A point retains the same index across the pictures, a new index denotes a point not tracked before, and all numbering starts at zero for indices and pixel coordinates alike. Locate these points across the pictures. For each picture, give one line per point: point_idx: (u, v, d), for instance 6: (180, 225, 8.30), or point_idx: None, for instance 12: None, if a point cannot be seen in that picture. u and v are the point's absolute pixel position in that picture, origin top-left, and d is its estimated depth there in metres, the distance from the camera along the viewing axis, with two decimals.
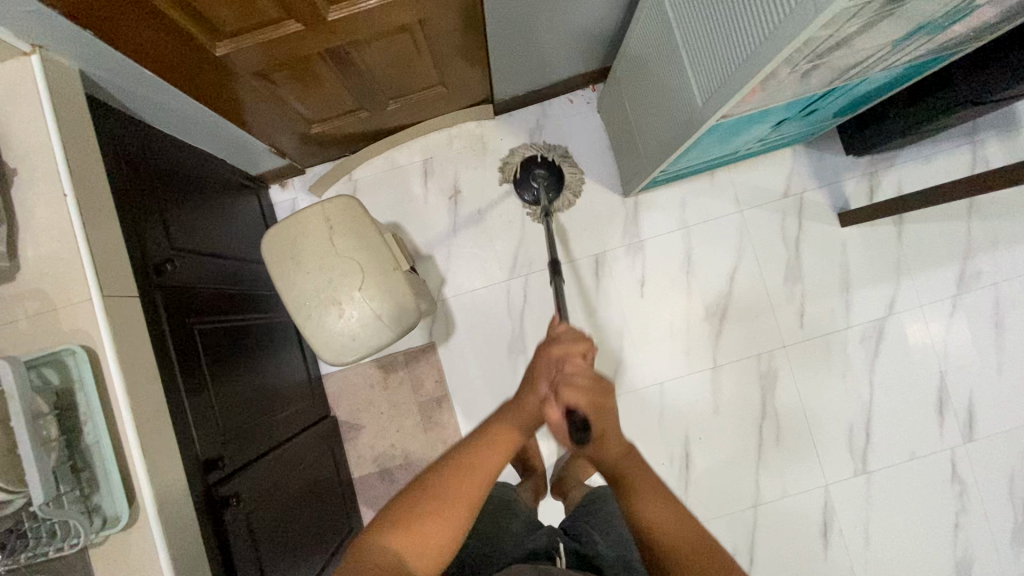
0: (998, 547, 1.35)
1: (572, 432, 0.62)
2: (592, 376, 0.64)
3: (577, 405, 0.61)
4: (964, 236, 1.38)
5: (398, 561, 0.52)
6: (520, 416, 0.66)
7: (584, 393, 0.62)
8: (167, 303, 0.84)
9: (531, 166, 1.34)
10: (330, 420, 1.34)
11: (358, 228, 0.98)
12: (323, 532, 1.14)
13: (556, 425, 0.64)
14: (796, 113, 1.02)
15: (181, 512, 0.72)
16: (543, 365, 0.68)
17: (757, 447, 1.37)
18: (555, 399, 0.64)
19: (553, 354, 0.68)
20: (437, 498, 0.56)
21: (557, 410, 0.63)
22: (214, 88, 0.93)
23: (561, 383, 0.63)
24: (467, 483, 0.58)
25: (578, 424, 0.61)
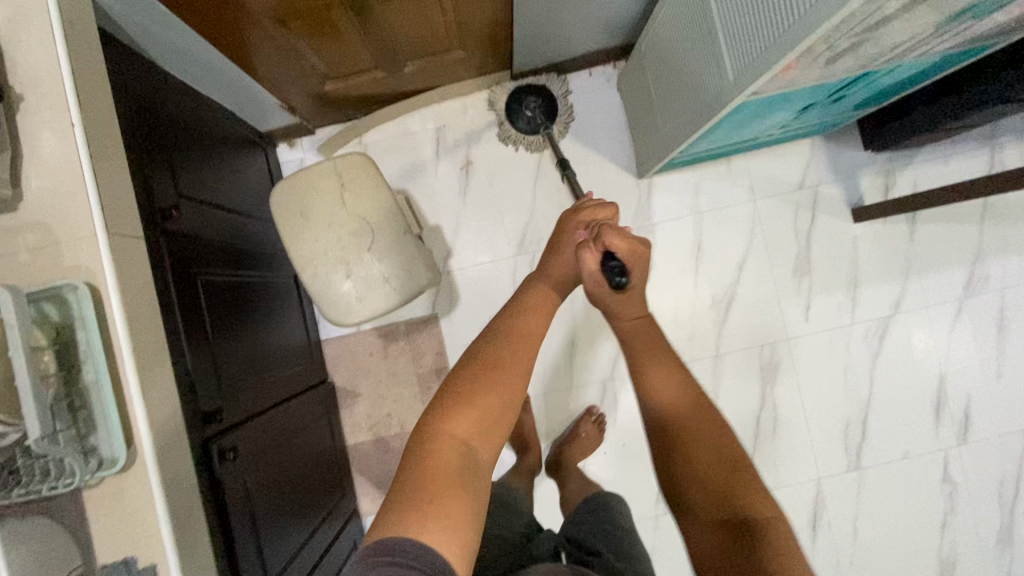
0: (982, 548, 1.36)
1: (609, 276, 0.77)
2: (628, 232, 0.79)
3: (616, 249, 0.77)
4: (976, 240, 1.38)
5: (464, 446, 0.53)
6: (562, 264, 0.79)
7: (625, 241, 0.77)
8: (170, 248, 0.82)
9: (520, 95, 1.33)
10: (328, 385, 1.33)
11: (369, 188, 0.95)
12: (316, 496, 1.12)
13: (592, 272, 0.78)
14: (823, 99, 0.99)
15: (178, 460, 0.71)
16: (575, 223, 0.83)
17: (753, 437, 1.37)
18: (596, 241, 0.78)
19: (581, 218, 0.83)
20: (490, 377, 0.57)
21: (597, 251, 0.78)
22: (227, 28, 0.91)
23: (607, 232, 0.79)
24: (511, 359, 0.59)
25: (616, 269, 0.77)
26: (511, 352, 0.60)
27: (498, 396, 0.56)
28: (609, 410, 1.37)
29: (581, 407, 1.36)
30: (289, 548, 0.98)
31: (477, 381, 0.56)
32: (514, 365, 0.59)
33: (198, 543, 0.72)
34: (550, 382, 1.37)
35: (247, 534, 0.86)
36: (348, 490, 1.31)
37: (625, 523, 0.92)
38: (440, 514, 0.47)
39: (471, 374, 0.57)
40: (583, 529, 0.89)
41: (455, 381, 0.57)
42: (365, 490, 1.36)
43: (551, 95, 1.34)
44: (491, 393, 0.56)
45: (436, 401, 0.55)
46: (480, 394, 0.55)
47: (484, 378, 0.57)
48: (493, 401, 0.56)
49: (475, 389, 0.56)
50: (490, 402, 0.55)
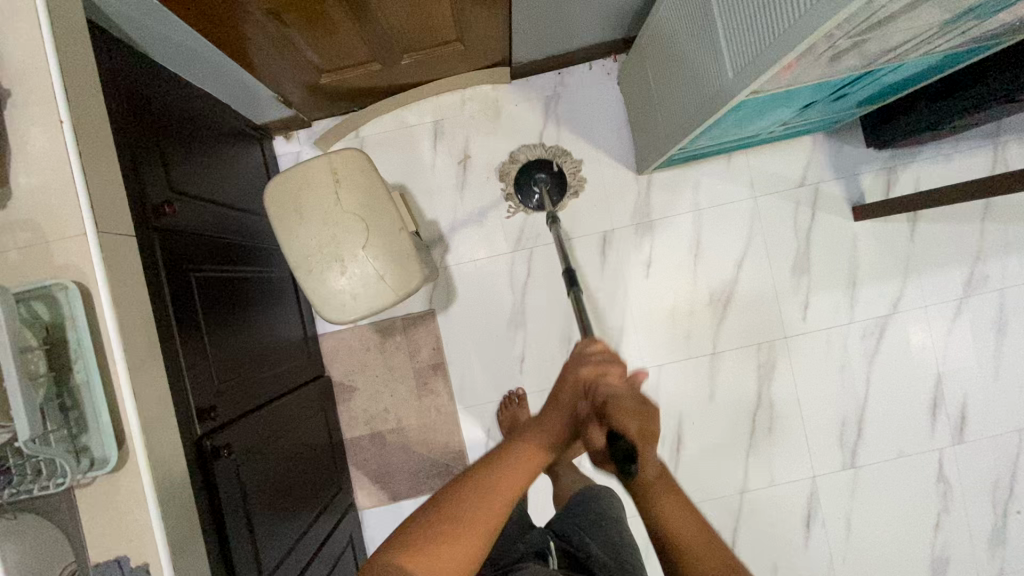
0: (974, 547, 1.37)
1: (616, 460, 0.60)
2: (635, 397, 0.64)
3: (620, 424, 0.61)
4: (977, 239, 1.37)
5: None
6: (553, 433, 0.62)
7: (633, 418, 0.61)
8: (164, 246, 0.82)
9: (530, 175, 1.33)
10: (324, 380, 1.33)
11: (364, 184, 0.94)
12: (312, 491, 1.13)
13: (597, 452, 0.63)
14: (826, 97, 0.98)
15: (169, 459, 0.71)
16: (573, 384, 0.66)
17: (748, 435, 1.37)
18: (598, 417, 0.63)
19: (583, 375, 0.67)
20: (457, 520, 0.52)
21: (602, 428, 0.63)
22: (222, 22, 0.90)
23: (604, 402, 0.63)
24: (484, 504, 0.53)
25: (624, 453, 0.60)
26: (485, 492, 0.54)
27: (458, 550, 0.50)
28: None
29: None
30: (285, 544, 0.98)
31: (444, 520, 0.52)
32: (483, 513, 0.53)
33: (191, 541, 0.72)
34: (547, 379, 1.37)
35: (242, 532, 0.86)
36: (344, 484, 1.32)
37: (614, 514, 0.91)
38: None
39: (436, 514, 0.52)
40: (572, 523, 0.88)
41: (422, 518, 0.52)
42: (362, 483, 1.37)
43: (563, 173, 1.34)
44: (452, 541, 0.50)
45: (396, 536, 0.51)
46: (441, 542, 0.50)
47: (449, 521, 0.52)
48: (451, 553, 0.50)
49: (438, 528, 0.51)
50: (448, 552, 0.50)
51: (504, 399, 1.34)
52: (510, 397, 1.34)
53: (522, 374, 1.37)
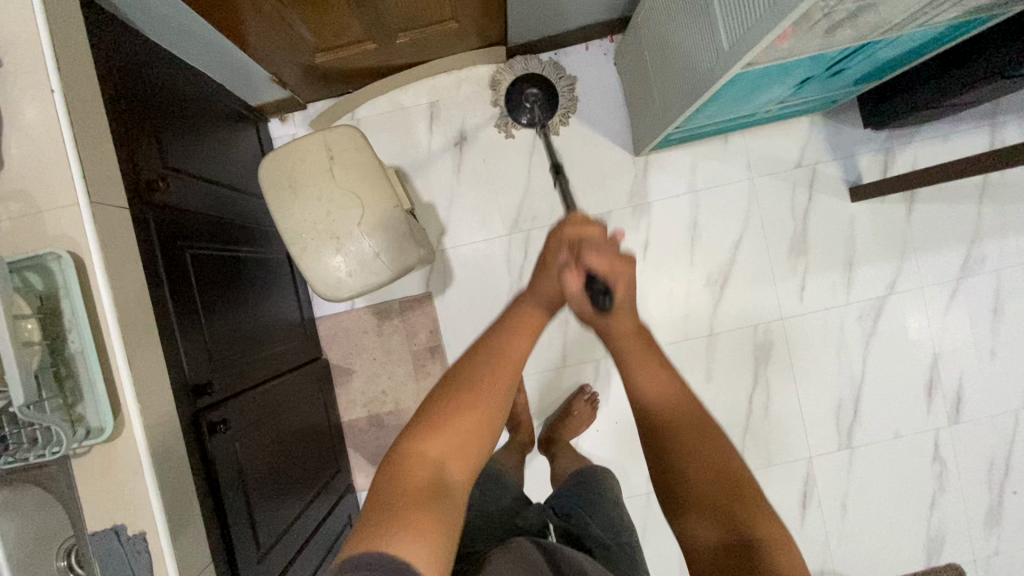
0: (969, 527, 1.38)
1: (592, 296, 0.64)
2: (612, 246, 0.67)
3: (597, 270, 0.64)
4: (974, 221, 1.37)
5: (437, 467, 0.50)
6: (540, 298, 0.66)
7: (606, 259, 0.65)
8: (157, 221, 0.82)
9: (521, 85, 1.26)
10: (322, 362, 1.33)
11: (358, 161, 0.94)
12: (310, 471, 1.13)
13: (576, 292, 0.65)
14: (821, 73, 0.97)
15: (164, 430, 0.71)
16: (557, 240, 0.68)
17: (745, 417, 1.37)
18: (577, 264, 0.66)
19: (565, 234, 0.68)
20: (467, 400, 0.54)
21: (579, 272, 0.65)
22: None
23: (583, 247, 0.66)
24: (490, 381, 0.56)
25: (598, 287, 0.64)
26: (489, 375, 0.57)
27: (474, 423, 0.54)
28: (602, 389, 1.37)
29: (574, 385, 1.37)
30: (283, 521, 0.99)
31: (456, 402, 0.54)
32: (491, 389, 0.56)
33: (189, 513, 0.72)
34: (543, 361, 1.37)
35: (240, 508, 0.87)
36: (343, 466, 1.32)
37: (610, 496, 0.92)
38: (408, 531, 0.44)
39: (444, 397, 0.55)
40: (570, 503, 0.90)
41: (434, 401, 0.55)
42: (360, 466, 1.37)
43: (553, 89, 1.28)
44: (464, 417, 0.53)
45: (409, 427, 0.53)
46: (454, 421, 0.53)
47: (462, 400, 0.54)
48: (467, 427, 0.53)
49: (452, 410, 0.54)
50: (465, 426, 0.53)
51: None
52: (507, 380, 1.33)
53: None
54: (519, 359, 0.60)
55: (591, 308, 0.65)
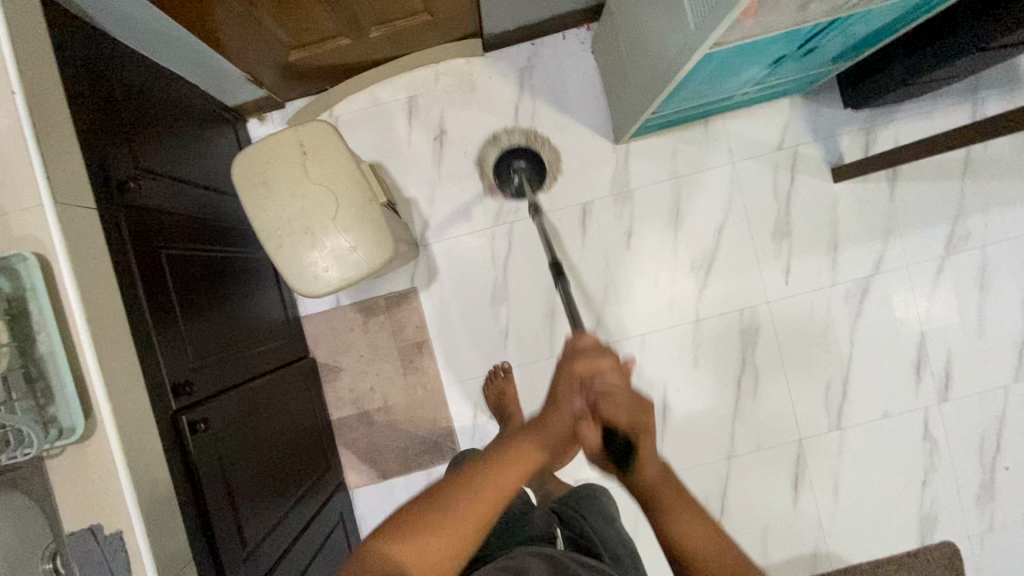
0: (962, 504, 1.38)
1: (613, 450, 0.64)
2: (625, 382, 0.66)
3: (615, 422, 0.63)
4: (957, 198, 1.37)
5: (398, 567, 0.51)
6: (552, 437, 0.65)
7: (624, 413, 0.63)
8: (130, 222, 0.82)
9: (508, 159, 1.34)
10: (309, 360, 1.33)
11: (331, 156, 0.93)
12: (297, 469, 1.13)
13: (591, 438, 0.65)
14: (795, 51, 0.97)
15: (138, 429, 0.71)
16: (569, 375, 0.67)
17: (734, 401, 1.37)
18: (594, 416, 0.65)
19: (579, 368, 0.67)
20: (451, 501, 0.56)
21: (596, 425, 0.65)
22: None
23: (600, 396, 0.65)
24: (482, 488, 0.58)
25: (619, 439, 0.63)
26: (471, 489, 0.57)
27: (453, 529, 0.54)
28: None
29: None
30: (270, 519, 0.99)
31: (438, 509, 0.55)
32: (469, 506, 0.56)
33: (165, 511, 0.72)
34: (531, 352, 1.38)
35: (223, 507, 0.87)
36: (334, 463, 1.32)
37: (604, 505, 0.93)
38: None
39: (426, 501, 0.57)
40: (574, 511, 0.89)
41: (422, 503, 0.57)
42: (352, 463, 1.37)
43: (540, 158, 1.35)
44: (432, 535, 0.54)
45: (388, 521, 0.56)
46: (423, 534, 0.53)
47: (444, 505, 0.56)
48: (443, 533, 0.54)
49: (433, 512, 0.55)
50: (439, 536, 0.54)
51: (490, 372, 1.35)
52: (496, 370, 1.34)
53: (507, 349, 1.37)
54: (509, 490, 0.59)
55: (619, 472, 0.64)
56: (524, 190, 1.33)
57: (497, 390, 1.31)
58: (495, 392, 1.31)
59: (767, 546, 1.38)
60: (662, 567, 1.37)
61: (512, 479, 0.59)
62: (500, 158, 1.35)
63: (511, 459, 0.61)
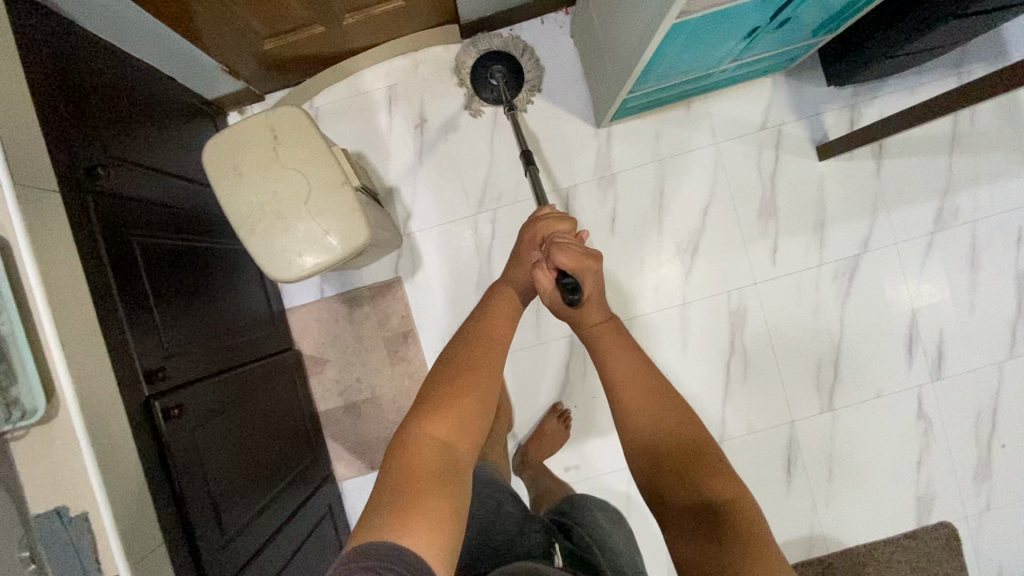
0: (959, 484, 1.36)
1: (563, 291, 0.78)
2: (579, 245, 0.82)
3: (564, 266, 0.79)
4: (944, 173, 1.35)
5: (442, 446, 0.59)
6: (514, 284, 0.83)
7: (575, 258, 0.79)
8: (100, 208, 0.82)
9: (484, 61, 1.29)
10: (293, 352, 1.33)
11: (303, 140, 0.93)
12: (280, 459, 1.12)
13: (546, 285, 0.80)
14: (767, 22, 0.96)
15: (101, 413, 0.71)
16: (534, 237, 0.86)
17: (724, 384, 1.36)
18: (546, 261, 0.81)
19: (540, 231, 0.86)
20: (460, 381, 0.64)
21: (550, 271, 0.81)
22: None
23: (554, 246, 0.80)
24: (479, 361, 0.67)
25: (567, 283, 0.78)
26: (477, 362, 0.67)
27: (473, 395, 0.64)
28: (577, 365, 1.36)
29: (550, 398, 1.37)
30: (251, 508, 0.98)
31: (449, 389, 0.63)
32: (481, 375, 0.66)
33: (131, 495, 0.72)
34: (517, 339, 1.37)
35: (200, 495, 0.86)
36: (321, 455, 1.32)
37: (599, 520, 0.93)
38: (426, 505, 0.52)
39: (440, 382, 0.64)
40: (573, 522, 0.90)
41: (433, 392, 0.63)
42: (340, 455, 1.36)
43: (516, 63, 1.29)
44: (462, 402, 0.62)
45: (414, 412, 0.61)
46: (452, 406, 0.61)
47: (457, 388, 0.63)
48: (468, 400, 0.63)
49: (448, 392, 0.63)
50: (465, 405, 0.62)
51: None
52: None
53: None
54: (500, 345, 0.71)
55: (563, 303, 0.79)
56: (502, 96, 1.29)
57: None
58: None
59: None
60: (655, 554, 1.35)
61: (500, 340, 0.72)
62: (478, 61, 1.30)
63: (495, 328, 0.72)
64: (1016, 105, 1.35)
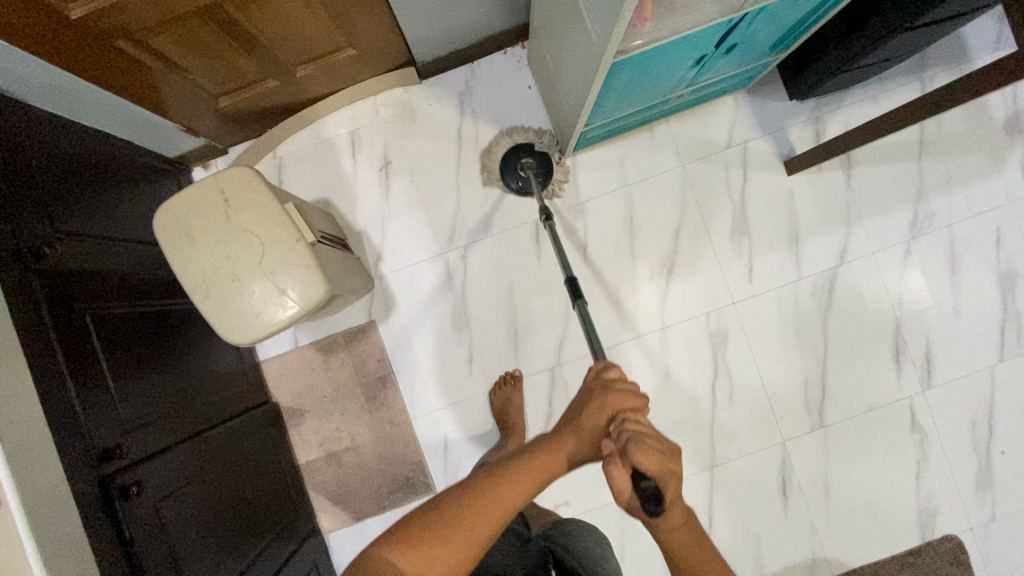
0: (961, 495, 1.32)
1: (643, 501, 0.64)
2: (659, 443, 0.69)
3: (646, 467, 0.65)
4: (916, 179, 1.34)
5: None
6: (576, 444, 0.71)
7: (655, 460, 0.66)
8: (48, 286, 0.81)
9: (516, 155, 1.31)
10: (270, 406, 1.30)
11: (253, 200, 0.92)
12: (259, 516, 1.09)
13: (623, 486, 0.67)
14: (713, 50, 0.95)
15: (42, 502, 0.70)
16: (608, 413, 0.72)
17: (710, 408, 1.33)
18: (621, 459, 0.67)
19: (610, 399, 0.73)
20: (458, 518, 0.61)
21: (624, 469, 0.67)
22: (96, 42, 0.89)
23: (632, 441, 0.67)
24: (487, 505, 0.62)
25: (647, 493, 0.63)
26: (478, 513, 0.61)
27: (464, 535, 0.60)
28: (559, 397, 1.34)
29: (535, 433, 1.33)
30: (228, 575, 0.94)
31: (443, 522, 0.60)
32: (488, 512, 0.62)
33: None
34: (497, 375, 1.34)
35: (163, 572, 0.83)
36: (303, 509, 1.28)
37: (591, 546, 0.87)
38: None
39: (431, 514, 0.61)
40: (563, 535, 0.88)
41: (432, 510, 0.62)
42: (325, 507, 1.33)
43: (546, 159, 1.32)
44: (437, 550, 0.58)
45: (393, 534, 0.60)
46: (432, 544, 0.59)
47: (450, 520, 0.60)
48: (448, 546, 0.59)
49: (435, 530, 0.60)
50: (440, 550, 0.59)
51: (498, 380, 1.31)
52: (504, 378, 1.30)
53: (472, 375, 1.34)
54: (521, 496, 0.64)
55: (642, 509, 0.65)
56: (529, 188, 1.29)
57: (504, 396, 1.27)
58: (501, 398, 1.27)
59: (761, 556, 1.31)
60: None
61: (513, 498, 0.63)
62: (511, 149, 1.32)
63: (512, 485, 0.64)
64: (983, 107, 1.34)
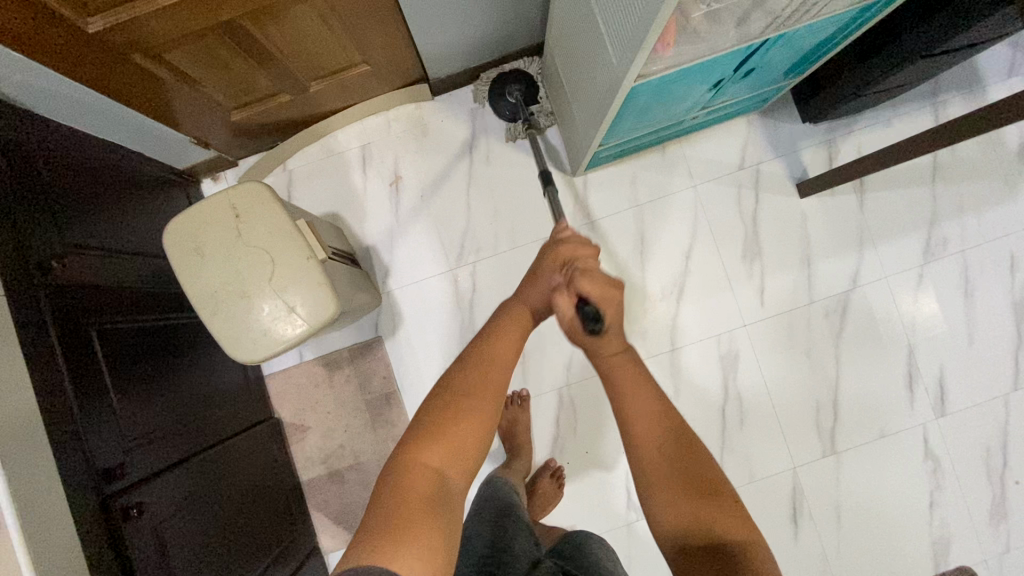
0: (975, 525, 1.29)
1: (585, 319, 0.72)
2: (603, 272, 0.76)
3: (587, 293, 0.74)
4: (929, 203, 1.33)
5: (435, 473, 0.57)
6: (529, 304, 0.79)
7: (594, 284, 0.74)
8: (55, 302, 0.80)
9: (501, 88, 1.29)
10: (273, 422, 1.28)
11: (264, 216, 0.91)
12: (260, 536, 1.07)
13: (568, 310, 0.75)
14: (731, 74, 0.94)
15: (42, 525, 0.69)
16: (557, 259, 0.80)
17: (720, 431, 1.31)
18: (567, 286, 0.76)
19: (562, 251, 0.81)
20: (459, 401, 0.62)
21: (569, 297, 0.76)
22: (113, 57, 0.88)
23: (575, 274, 0.76)
24: (488, 378, 0.65)
25: (590, 313, 0.72)
26: (482, 376, 0.65)
27: (477, 410, 0.62)
28: (567, 418, 1.32)
29: (542, 454, 1.31)
30: None
31: (447, 410, 0.61)
32: (490, 387, 0.64)
33: None
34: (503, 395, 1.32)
35: None
36: (303, 528, 1.25)
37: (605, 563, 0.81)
38: (412, 543, 0.51)
39: (435, 409, 0.61)
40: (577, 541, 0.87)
41: (432, 406, 0.62)
42: (325, 526, 1.30)
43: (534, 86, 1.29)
44: (461, 427, 0.60)
45: (405, 436, 0.60)
46: (449, 429, 0.60)
47: (454, 405, 0.62)
48: (462, 426, 0.60)
49: (443, 420, 0.60)
50: (458, 433, 0.60)
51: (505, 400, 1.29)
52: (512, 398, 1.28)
53: None
54: (507, 355, 0.69)
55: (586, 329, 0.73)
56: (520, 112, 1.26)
57: (511, 416, 1.26)
58: (508, 417, 1.25)
59: None
60: None
61: (505, 361, 0.68)
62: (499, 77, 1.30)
63: (501, 354, 0.68)
64: (997, 133, 1.34)
